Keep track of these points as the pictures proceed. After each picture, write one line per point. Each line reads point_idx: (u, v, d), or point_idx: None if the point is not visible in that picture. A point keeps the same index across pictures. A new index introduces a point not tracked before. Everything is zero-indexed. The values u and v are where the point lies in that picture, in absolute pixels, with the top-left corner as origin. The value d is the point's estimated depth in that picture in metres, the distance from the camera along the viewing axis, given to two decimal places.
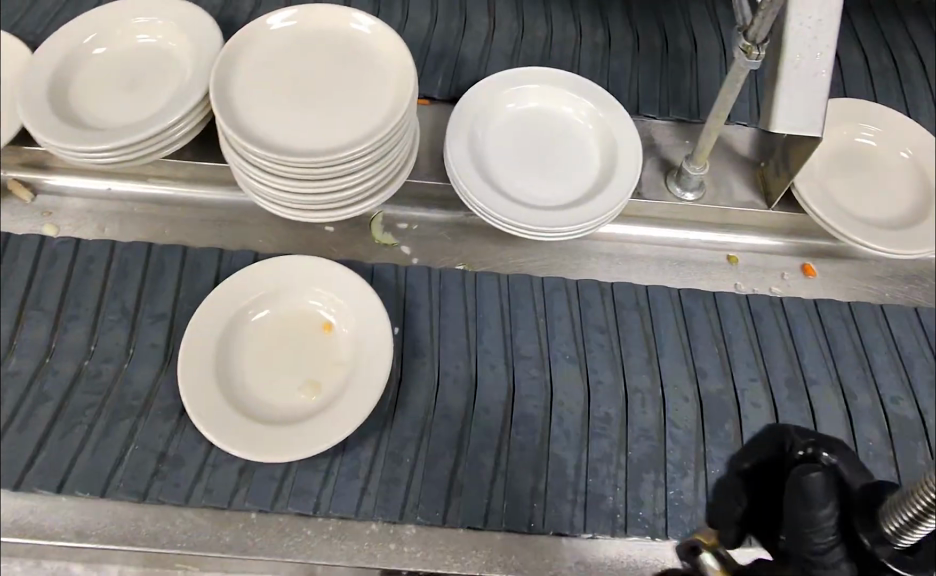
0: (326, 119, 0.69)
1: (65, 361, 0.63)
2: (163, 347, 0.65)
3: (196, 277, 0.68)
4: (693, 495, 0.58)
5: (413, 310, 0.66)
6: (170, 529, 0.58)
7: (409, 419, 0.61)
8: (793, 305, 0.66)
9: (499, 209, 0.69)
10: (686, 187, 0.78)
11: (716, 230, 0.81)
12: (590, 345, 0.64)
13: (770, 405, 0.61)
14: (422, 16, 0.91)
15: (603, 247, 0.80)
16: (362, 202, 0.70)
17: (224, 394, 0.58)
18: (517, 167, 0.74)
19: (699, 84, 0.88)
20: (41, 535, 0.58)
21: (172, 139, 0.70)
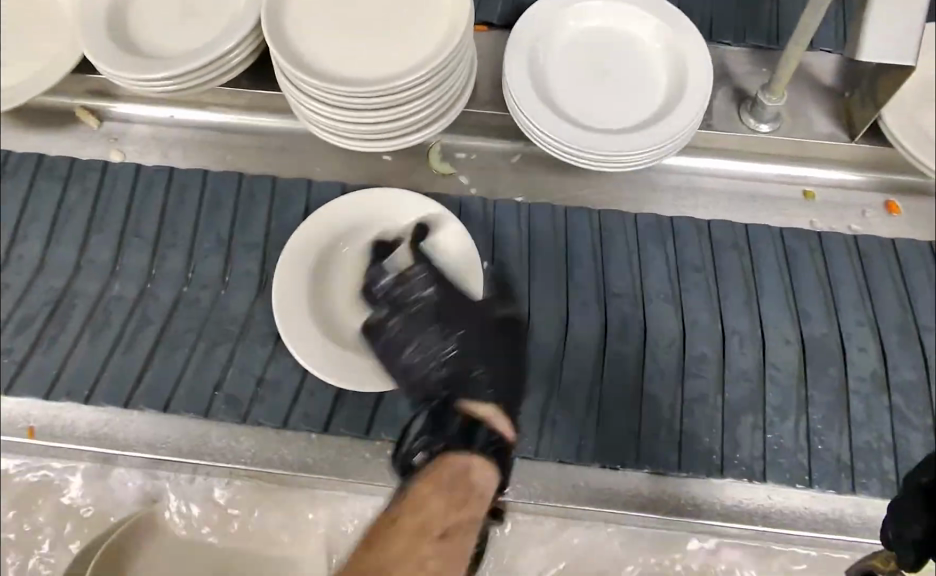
0: (380, 46, 0.66)
1: (165, 287, 0.65)
2: (258, 276, 0.65)
3: (287, 208, 0.67)
4: (794, 439, 0.57)
5: (502, 244, 0.65)
6: (234, 447, 0.61)
7: None
8: (905, 247, 0.63)
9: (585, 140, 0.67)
10: (761, 119, 0.74)
11: (792, 162, 0.78)
12: (685, 283, 0.62)
13: (878, 350, 0.59)
14: None
15: (674, 181, 0.78)
16: (422, 130, 0.68)
17: (323, 327, 0.59)
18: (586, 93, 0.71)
19: (780, 6, 0.80)
20: (151, 450, 0.61)
21: (229, 66, 0.67)
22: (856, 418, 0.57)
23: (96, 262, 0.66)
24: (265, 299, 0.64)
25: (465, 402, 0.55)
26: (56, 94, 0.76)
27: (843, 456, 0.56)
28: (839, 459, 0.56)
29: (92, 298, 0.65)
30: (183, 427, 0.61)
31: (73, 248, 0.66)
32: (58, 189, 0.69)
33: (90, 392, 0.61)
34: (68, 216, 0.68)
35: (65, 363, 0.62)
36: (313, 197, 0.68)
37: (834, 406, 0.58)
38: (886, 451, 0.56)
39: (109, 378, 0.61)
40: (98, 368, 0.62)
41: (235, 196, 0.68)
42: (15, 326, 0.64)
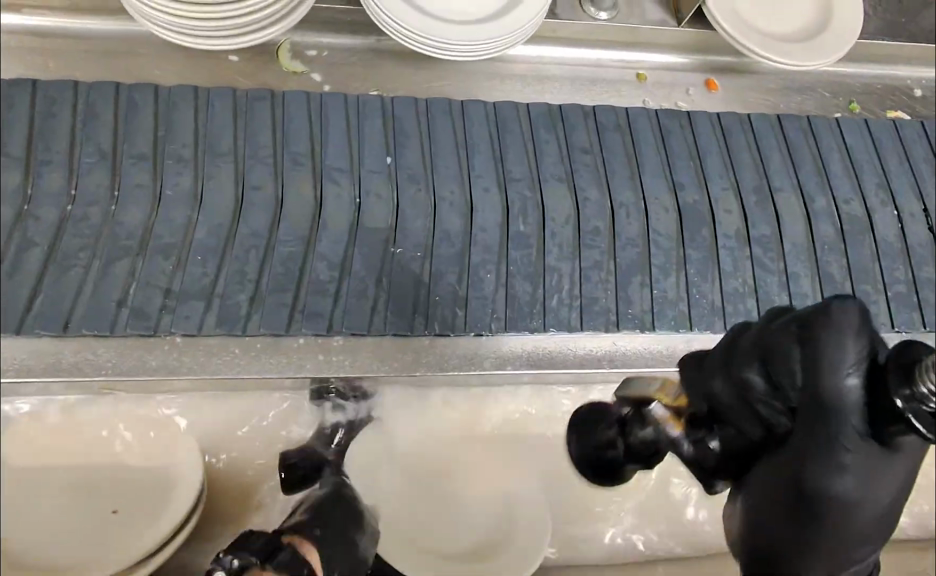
0: None
1: (46, 207, 0.60)
2: (151, 187, 0.62)
3: (174, 118, 0.65)
4: (674, 292, 0.66)
5: (402, 142, 0.69)
6: (91, 359, 0.57)
7: (409, 241, 0.65)
8: (758, 119, 0.75)
9: (413, 26, 0.77)
10: (601, 7, 0.87)
11: (625, 48, 0.90)
12: (575, 165, 0.70)
13: (740, 210, 0.70)
14: None
15: (520, 69, 0.87)
16: (266, 29, 0.73)
17: (238, 223, 0.63)
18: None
19: None
20: (52, 368, 0.56)
21: None
22: (724, 268, 0.67)
23: None
24: (165, 209, 0.62)
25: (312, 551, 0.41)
26: None
27: (715, 301, 0.66)
28: (713, 305, 0.66)
29: None
30: (81, 350, 0.57)
31: None
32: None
33: None
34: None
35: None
36: (200, 104, 0.67)
37: (706, 261, 0.67)
38: (749, 293, 0.67)
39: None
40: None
41: (113, 103, 0.64)
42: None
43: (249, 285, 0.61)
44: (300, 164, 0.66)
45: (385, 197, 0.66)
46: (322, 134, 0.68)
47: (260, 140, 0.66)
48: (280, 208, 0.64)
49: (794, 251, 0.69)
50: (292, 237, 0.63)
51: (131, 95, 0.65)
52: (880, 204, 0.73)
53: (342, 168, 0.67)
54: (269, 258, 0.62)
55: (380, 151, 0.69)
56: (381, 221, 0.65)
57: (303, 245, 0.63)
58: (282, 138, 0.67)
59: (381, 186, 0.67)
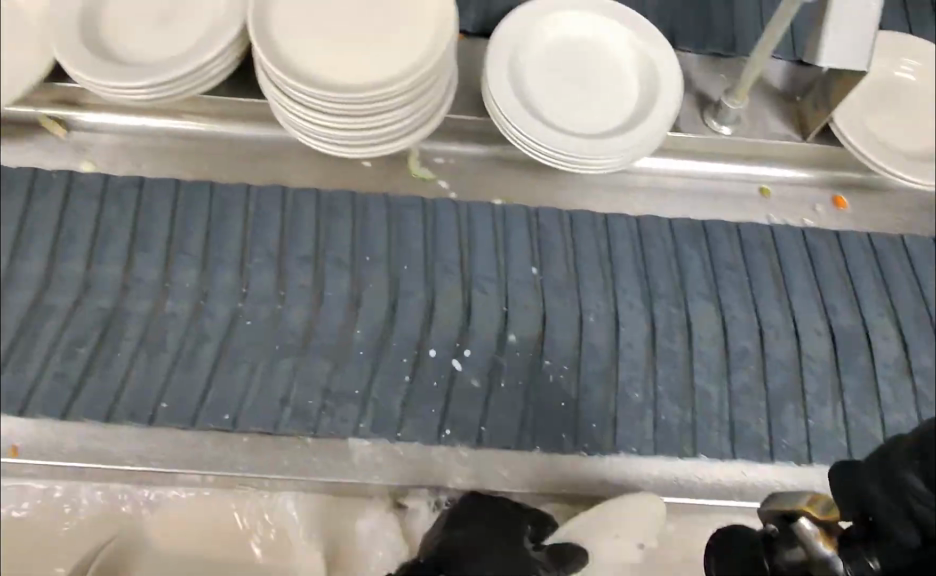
0: (358, 68, 0.80)
1: (219, 303, 0.64)
2: (313, 288, 0.67)
3: (335, 222, 0.70)
4: (832, 423, 0.64)
5: (548, 252, 0.72)
6: (230, 453, 0.62)
7: (558, 354, 0.67)
8: (914, 244, 0.73)
9: (536, 135, 0.81)
10: (724, 122, 0.87)
11: (751, 162, 0.90)
12: (722, 281, 0.70)
13: (897, 339, 0.68)
14: None
15: (640, 181, 0.89)
16: (396, 144, 0.82)
17: (389, 324, 0.66)
18: (551, 93, 0.86)
19: (733, 16, 0.95)
20: (203, 463, 0.62)
21: (208, 76, 0.80)
22: (882, 399, 0.66)
23: (144, 282, 0.64)
24: (327, 312, 0.66)
25: None
26: (22, 104, 0.84)
27: (877, 435, 0.64)
28: (874, 438, 0.64)
29: (144, 317, 0.62)
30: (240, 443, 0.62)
31: (115, 265, 0.64)
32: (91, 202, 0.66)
33: (154, 413, 0.59)
34: (108, 232, 0.65)
35: (125, 383, 0.60)
36: (358, 211, 0.71)
37: (863, 391, 0.66)
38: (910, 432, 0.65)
39: (174, 391, 0.60)
40: (154, 390, 0.60)
41: (279, 209, 0.70)
42: (65, 348, 0.60)
43: (402, 388, 0.63)
44: (451, 272, 0.69)
45: (532, 306, 0.69)
46: (469, 240, 0.71)
47: (414, 246, 0.70)
48: (432, 309, 0.68)
49: None
50: (441, 343, 0.66)
51: (298, 199, 0.71)
52: None
53: (489, 276, 0.70)
54: (420, 365, 0.65)
55: (526, 260, 0.71)
56: (529, 331, 0.67)
57: (452, 352, 0.66)
58: (434, 247, 0.70)
59: (528, 296, 0.69)
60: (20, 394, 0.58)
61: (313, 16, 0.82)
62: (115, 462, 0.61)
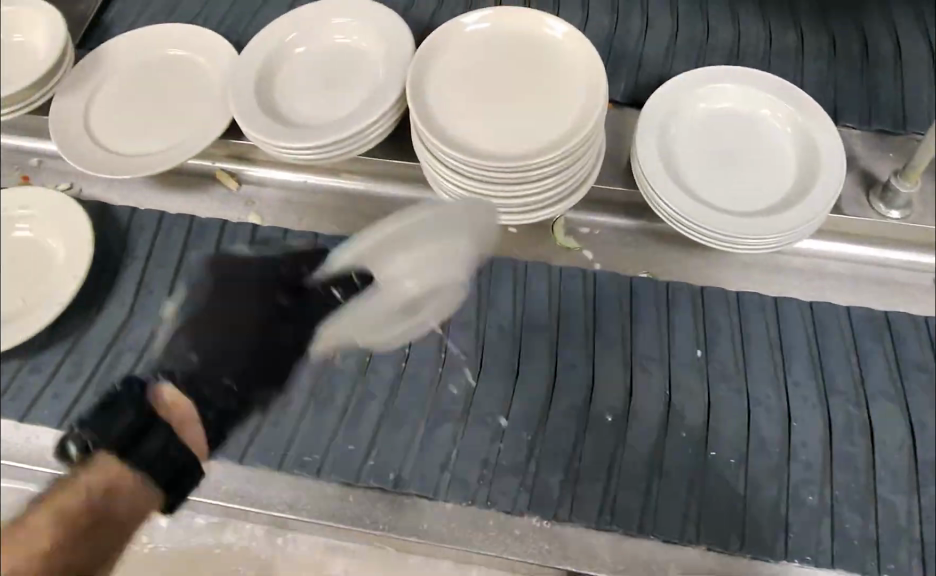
0: (513, 134, 0.80)
1: (384, 363, 0.66)
2: (472, 353, 0.67)
3: (497, 289, 0.71)
4: None
5: (712, 333, 0.69)
6: None
7: (725, 445, 0.64)
8: None
9: (691, 213, 0.78)
10: (892, 205, 0.82)
11: (922, 251, 0.83)
12: (909, 379, 0.67)
13: None
14: (625, 34, 0.97)
15: (798, 262, 0.85)
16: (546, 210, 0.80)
17: (545, 395, 0.66)
18: (702, 166, 0.84)
19: (903, 93, 0.90)
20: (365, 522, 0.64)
21: (366, 138, 0.81)
22: None
23: (315, 335, 0.68)
24: (484, 377, 0.66)
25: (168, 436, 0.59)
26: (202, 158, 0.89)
27: None
28: None
29: (314, 371, 0.66)
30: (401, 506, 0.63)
31: None
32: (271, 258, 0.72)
33: (321, 465, 0.62)
34: None
35: (296, 435, 0.63)
36: (520, 279, 0.72)
37: None
38: None
39: (338, 454, 0.62)
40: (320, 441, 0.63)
41: None
42: (243, 394, 0.65)
43: (561, 466, 0.62)
44: (612, 348, 0.68)
45: (695, 391, 0.67)
46: (630, 315, 0.70)
47: (573, 317, 0.70)
48: (591, 390, 0.66)
49: None
50: (599, 419, 0.65)
51: None
52: None
53: (651, 355, 0.68)
54: (579, 441, 0.64)
55: (690, 341, 0.69)
56: (693, 419, 0.65)
57: (615, 435, 0.64)
58: (594, 319, 0.70)
59: (693, 381, 0.67)
60: (205, 436, 0.63)
61: (466, 86, 0.84)
62: (274, 507, 0.63)
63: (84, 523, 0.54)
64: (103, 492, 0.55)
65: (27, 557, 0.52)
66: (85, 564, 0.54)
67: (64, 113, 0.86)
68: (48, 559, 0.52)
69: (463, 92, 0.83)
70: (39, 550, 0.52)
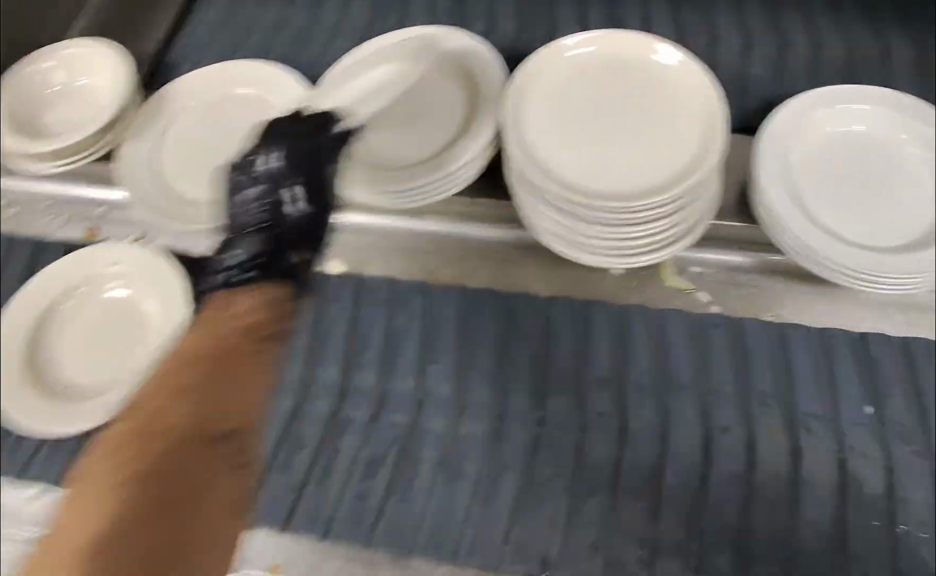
0: (606, 162, 0.62)
1: (516, 429, 0.59)
2: (614, 415, 0.59)
3: (634, 338, 0.63)
4: None
5: (886, 384, 0.61)
6: None
7: (913, 517, 0.56)
8: None
9: (806, 239, 0.61)
10: None
11: None
12: None
13: None
14: (733, 36, 0.80)
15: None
16: (647, 257, 0.62)
17: (703, 463, 0.57)
18: (834, 193, 0.65)
19: None
20: None
21: (455, 182, 0.64)
22: None
23: (437, 397, 0.60)
24: (633, 444, 0.58)
25: (287, 258, 0.54)
26: None
27: None
28: None
29: (439, 438, 0.59)
30: None
31: (408, 377, 0.61)
32: (379, 311, 0.64)
33: (458, 547, 0.55)
34: (398, 342, 0.63)
35: (425, 511, 0.56)
36: (659, 327, 0.63)
37: None
38: None
39: (476, 532, 0.55)
40: (453, 523, 0.56)
41: (572, 326, 0.63)
42: (363, 469, 0.58)
43: (732, 545, 0.54)
44: (771, 405, 0.60)
45: (873, 454, 0.58)
46: (787, 371, 0.62)
47: (721, 373, 0.61)
48: (754, 453, 0.58)
49: None
50: (770, 488, 0.57)
51: (592, 313, 0.64)
52: None
53: (817, 414, 0.60)
54: (749, 516, 0.56)
55: (860, 395, 0.61)
56: (875, 488, 0.57)
57: (788, 505, 0.56)
58: (745, 372, 0.62)
59: (869, 442, 0.59)
60: (326, 515, 0.57)
61: (538, 101, 0.66)
62: None
63: (235, 345, 0.48)
64: (238, 312, 0.50)
65: (161, 395, 0.46)
66: (232, 402, 0.47)
67: (129, 157, 0.73)
68: (185, 392, 0.46)
69: (534, 105, 0.65)
70: (168, 389, 0.46)
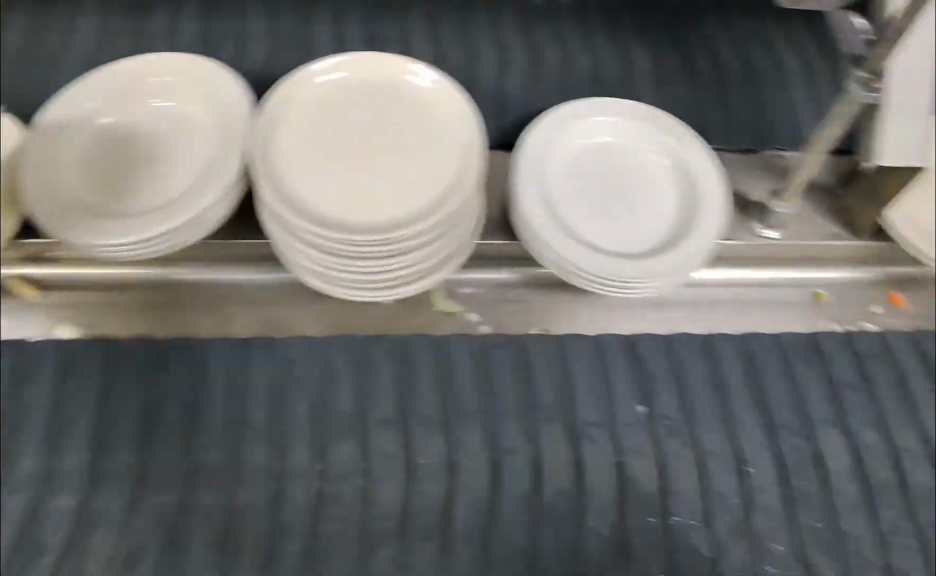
0: (364, 192, 0.60)
1: (298, 487, 0.55)
2: (400, 456, 0.58)
3: (417, 370, 0.62)
4: None
5: (654, 382, 0.65)
6: None
7: (685, 508, 0.60)
8: None
9: (563, 249, 0.63)
10: (768, 225, 0.74)
11: (798, 266, 0.74)
12: (844, 402, 0.67)
13: None
14: (489, 57, 0.82)
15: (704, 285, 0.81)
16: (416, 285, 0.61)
17: (490, 490, 0.58)
18: (585, 203, 0.68)
19: (792, 105, 0.82)
20: None
21: (205, 225, 0.59)
22: None
23: (208, 466, 0.56)
24: (421, 482, 0.57)
25: None
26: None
27: None
28: None
29: (214, 512, 0.54)
30: None
31: (173, 450, 0.56)
32: (135, 384, 0.58)
33: None
34: (160, 412, 0.57)
35: None
36: (443, 356, 0.63)
37: None
38: None
39: None
40: None
41: (351, 368, 0.61)
42: (122, 561, 0.52)
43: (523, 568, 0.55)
44: (551, 419, 0.62)
45: (646, 452, 0.62)
46: (565, 384, 0.63)
47: (504, 394, 0.62)
48: (539, 471, 0.59)
49: None
50: (556, 504, 0.58)
51: (372, 349, 0.62)
52: None
53: (595, 422, 0.62)
54: (537, 536, 0.56)
55: (632, 396, 0.64)
56: (650, 486, 0.60)
57: (573, 517, 0.58)
58: (525, 391, 0.63)
59: (642, 441, 0.62)
60: None
61: (292, 130, 0.63)
62: None
63: None
64: None
65: None
66: None
67: None
68: None
69: (287, 135, 0.62)
70: None
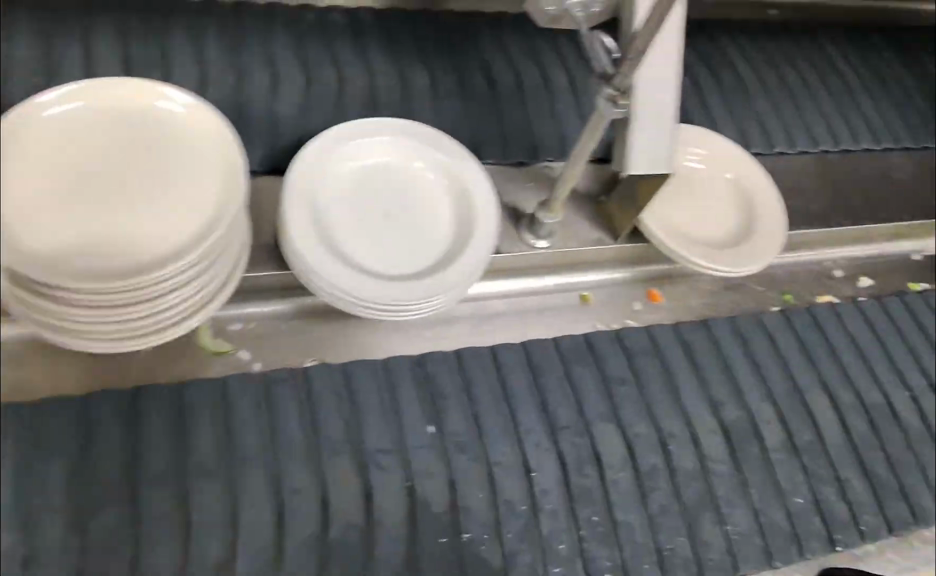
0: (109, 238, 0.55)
1: (56, 568, 0.51)
2: (173, 515, 0.55)
3: (194, 418, 0.59)
4: (747, 525, 0.69)
5: (442, 400, 0.66)
6: None
7: (475, 523, 0.61)
8: (772, 330, 0.82)
9: (333, 276, 0.62)
10: (538, 236, 0.77)
11: (564, 272, 0.79)
12: (618, 398, 0.72)
13: (780, 420, 0.76)
14: (259, 76, 0.79)
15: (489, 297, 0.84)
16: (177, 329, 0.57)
17: (274, 537, 0.56)
18: (356, 225, 0.67)
19: (557, 121, 0.87)
20: None
21: None
22: (783, 490, 0.72)
23: None
24: (200, 539, 0.54)
25: None
26: None
27: (786, 527, 0.70)
28: (785, 530, 0.70)
29: None
30: None
31: None
32: None
33: None
34: None
35: None
36: (224, 400, 0.61)
37: (764, 480, 0.72)
38: (802, 521, 0.71)
39: None
40: None
41: (117, 426, 0.57)
42: None
43: None
44: (338, 452, 0.61)
45: (435, 472, 0.62)
46: (352, 413, 0.63)
47: (289, 433, 0.60)
48: (326, 508, 0.58)
49: (839, 456, 0.75)
50: (344, 540, 0.58)
51: (142, 403, 0.59)
52: (896, 392, 0.81)
53: (384, 449, 0.62)
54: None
55: (421, 417, 0.65)
56: (439, 506, 0.61)
57: (361, 551, 0.58)
58: (310, 426, 0.61)
59: (431, 462, 0.63)
60: None
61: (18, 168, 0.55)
62: None
63: None
64: None
65: None
66: None
67: None
68: None
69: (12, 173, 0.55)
70: None
